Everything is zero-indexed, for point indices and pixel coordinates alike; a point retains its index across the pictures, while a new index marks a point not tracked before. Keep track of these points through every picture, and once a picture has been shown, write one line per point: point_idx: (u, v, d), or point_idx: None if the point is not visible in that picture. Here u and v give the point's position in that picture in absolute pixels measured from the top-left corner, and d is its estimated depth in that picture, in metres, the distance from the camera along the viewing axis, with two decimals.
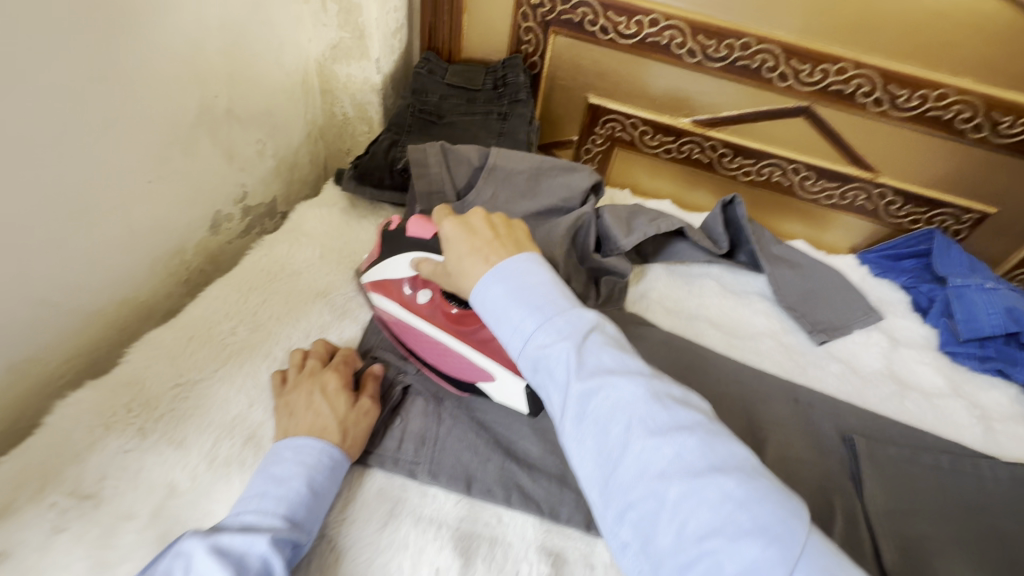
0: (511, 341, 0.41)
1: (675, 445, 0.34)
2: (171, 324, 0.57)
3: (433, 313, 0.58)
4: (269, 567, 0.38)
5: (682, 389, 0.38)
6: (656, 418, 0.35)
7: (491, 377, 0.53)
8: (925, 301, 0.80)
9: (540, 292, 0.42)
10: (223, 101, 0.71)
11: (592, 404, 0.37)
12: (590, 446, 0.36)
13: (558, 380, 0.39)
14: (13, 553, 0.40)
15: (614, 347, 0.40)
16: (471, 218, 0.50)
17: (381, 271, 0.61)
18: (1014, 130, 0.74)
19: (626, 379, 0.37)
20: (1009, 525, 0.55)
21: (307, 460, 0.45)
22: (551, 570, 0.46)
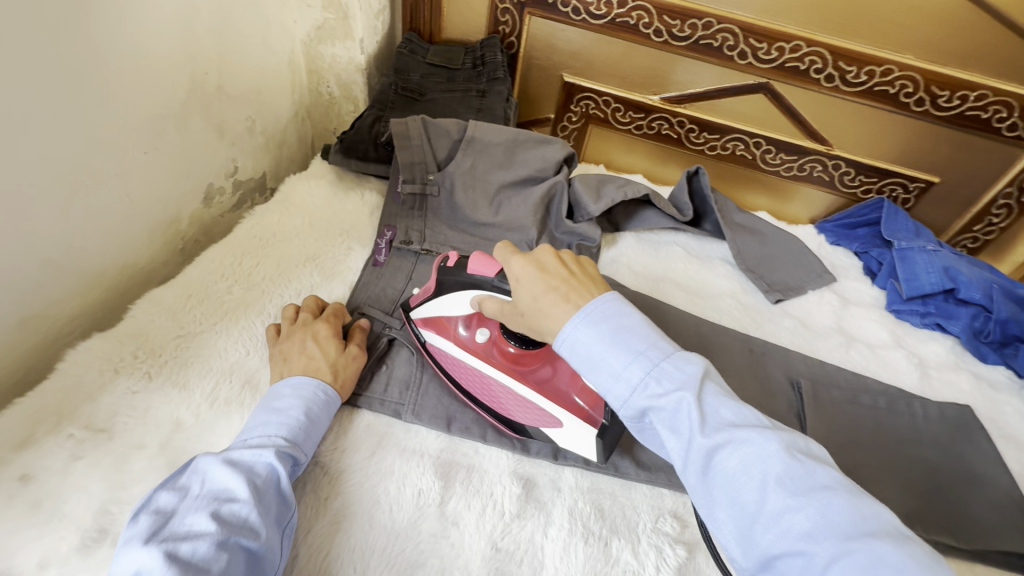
0: (618, 391, 0.42)
1: (815, 504, 0.33)
2: (170, 283, 0.61)
3: (490, 353, 0.57)
4: (276, 475, 0.43)
5: (805, 441, 0.38)
6: (791, 475, 0.34)
7: (558, 424, 0.53)
8: (874, 265, 0.86)
9: (641, 338, 0.42)
10: (214, 78, 0.75)
11: (718, 459, 0.37)
12: (721, 502, 0.36)
13: (678, 434, 0.39)
14: (37, 475, 0.44)
15: (726, 396, 0.40)
16: (539, 256, 0.50)
17: (434, 307, 0.59)
18: (952, 103, 0.80)
19: (752, 433, 0.37)
20: (934, 454, 0.62)
21: (304, 393, 0.50)
22: (521, 490, 0.52)
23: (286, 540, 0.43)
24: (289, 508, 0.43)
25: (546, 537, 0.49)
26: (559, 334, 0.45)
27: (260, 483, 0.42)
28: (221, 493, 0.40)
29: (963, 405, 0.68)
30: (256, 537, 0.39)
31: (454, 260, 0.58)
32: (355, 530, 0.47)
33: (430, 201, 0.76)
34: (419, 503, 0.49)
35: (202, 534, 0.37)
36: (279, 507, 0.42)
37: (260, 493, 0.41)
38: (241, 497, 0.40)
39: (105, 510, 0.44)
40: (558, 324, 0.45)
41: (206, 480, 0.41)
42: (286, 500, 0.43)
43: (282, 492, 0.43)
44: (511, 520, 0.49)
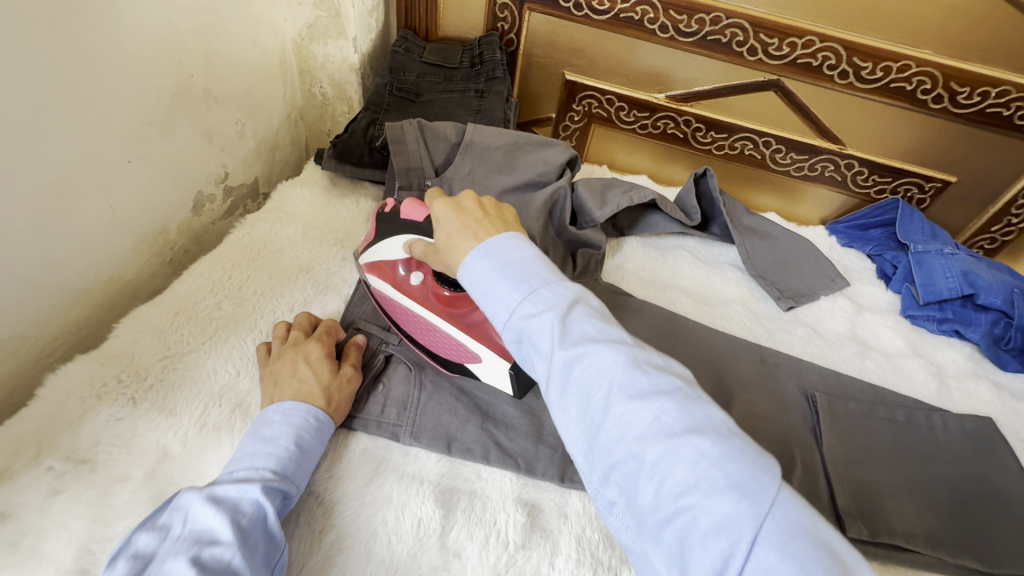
0: (498, 314, 0.42)
1: (652, 408, 0.34)
2: (156, 300, 0.59)
3: (423, 294, 0.57)
4: (262, 513, 0.41)
5: (663, 356, 0.38)
6: (637, 384, 0.35)
7: (479, 359, 0.54)
8: (889, 268, 0.83)
9: (524, 266, 0.43)
10: (200, 81, 0.72)
11: (574, 373, 0.37)
12: (574, 414, 0.37)
13: (543, 352, 0.39)
14: (14, 513, 0.42)
15: (597, 316, 0.40)
16: (460, 198, 0.51)
17: (376, 252, 0.61)
18: (972, 100, 0.77)
19: (606, 347, 0.37)
20: (956, 470, 0.59)
21: (294, 420, 0.48)
22: (526, 518, 0.49)
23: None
24: (279, 548, 0.41)
25: (553, 569, 0.46)
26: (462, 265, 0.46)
27: (245, 523, 0.40)
28: (203, 535, 0.38)
29: (985, 417, 0.65)
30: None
31: (391, 207, 0.62)
32: (352, 565, 0.44)
33: None
34: (419, 534, 0.47)
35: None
36: (266, 547, 0.40)
37: (245, 533, 0.39)
38: (224, 540, 0.38)
39: (86, 549, 0.41)
40: (463, 256, 0.46)
41: (187, 520, 0.39)
42: (274, 539, 0.41)
43: (269, 531, 0.41)
44: (515, 550, 0.47)
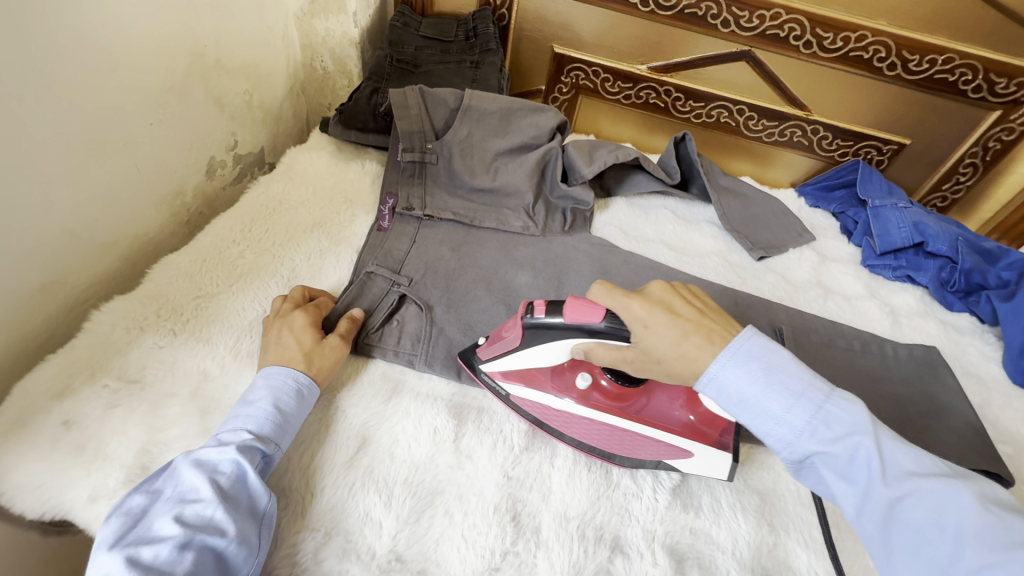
0: (782, 437, 0.43)
1: (1019, 557, 0.33)
2: (185, 248, 0.64)
3: (592, 397, 0.55)
4: (241, 471, 0.43)
5: (991, 488, 0.38)
6: (983, 527, 0.35)
7: (689, 455, 0.52)
8: (851, 224, 0.92)
9: (797, 379, 0.43)
10: (212, 51, 0.76)
11: (899, 509, 0.38)
12: (904, 551, 0.38)
13: (852, 481, 0.41)
14: (78, 421, 0.48)
15: (901, 441, 0.41)
16: (661, 297, 0.48)
17: (521, 360, 0.55)
18: (922, 67, 0.85)
19: (936, 483, 0.38)
20: (901, 388, 0.68)
21: (274, 384, 0.50)
22: (529, 428, 0.56)
23: (267, 529, 0.44)
24: (265, 500, 0.44)
25: (552, 467, 0.54)
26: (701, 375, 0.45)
27: (224, 482, 0.42)
28: (188, 495, 0.42)
29: (930, 346, 0.74)
30: (223, 535, 0.40)
31: (543, 309, 0.52)
32: (378, 464, 0.51)
33: (429, 169, 0.79)
34: (436, 439, 0.53)
35: (165, 538, 0.39)
36: (248, 501, 0.43)
37: (225, 492, 0.42)
38: (205, 498, 0.41)
39: (145, 450, 0.47)
40: (701, 368, 0.45)
41: (173, 483, 0.42)
42: (257, 494, 0.44)
43: (250, 487, 0.43)
44: (520, 452, 0.54)
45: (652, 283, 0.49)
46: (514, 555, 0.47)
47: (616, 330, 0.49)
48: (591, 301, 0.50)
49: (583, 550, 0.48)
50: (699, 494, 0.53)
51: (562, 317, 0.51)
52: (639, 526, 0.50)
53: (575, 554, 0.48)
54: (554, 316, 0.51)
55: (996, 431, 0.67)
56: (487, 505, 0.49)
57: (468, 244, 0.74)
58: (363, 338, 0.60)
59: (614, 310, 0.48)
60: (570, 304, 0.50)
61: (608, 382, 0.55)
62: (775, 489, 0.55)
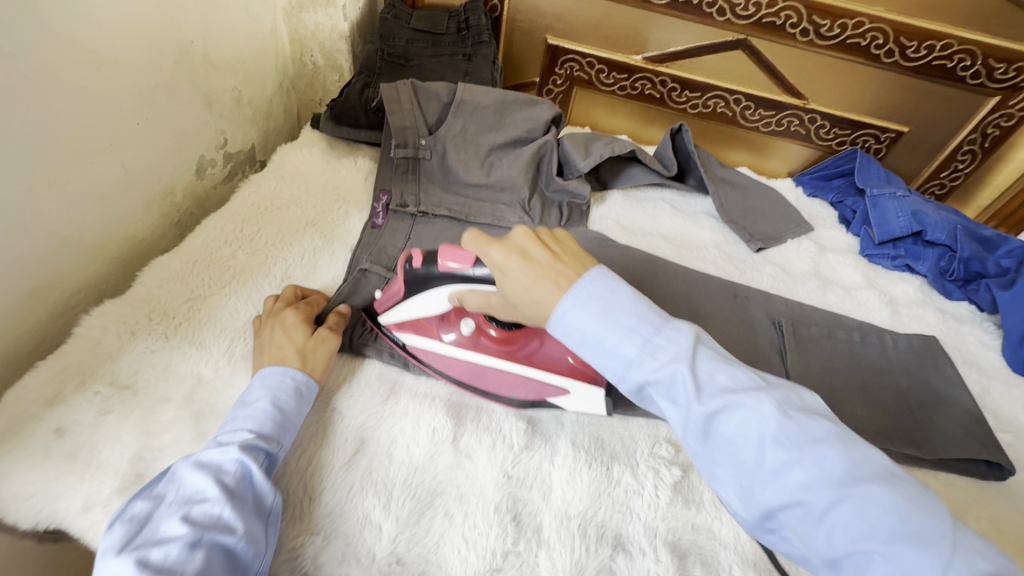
0: (614, 368, 0.40)
1: (815, 458, 0.33)
2: (175, 250, 0.63)
3: (479, 342, 0.58)
4: (247, 469, 0.43)
5: (798, 393, 0.37)
6: (787, 432, 0.34)
7: (566, 392, 0.56)
8: (849, 214, 0.91)
9: (630, 311, 0.40)
10: (199, 47, 0.74)
11: (716, 424, 0.36)
12: (722, 465, 0.36)
13: (675, 403, 0.38)
14: (70, 429, 0.47)
15: (719, 358, 0.39)
16: (519, 243, 0.45)
17: (405, 312, 0.58)
18: (920, 53, 0.84)
19: (749, 396, 0.36)
20: (901, 379, 0.67)
21: (272, 384, 0.49)
22: (527, 426, 0.56)
23: (273, 528, 0.43)
24: (270, 498, 0.43)
25: (553, 465, 0.53)
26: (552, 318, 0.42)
27: (230, 481, 0.42)
28: (193, 496, 0.41)
29: (929, 336, 0.73)
30: (232, 532, 0.39)
31: (420, 259, 0.54)
32: (375, 466, 0.50)
33: (423, 164, 0.78)
34: (435, 439, 0.53)
35: (173, 539, 0.38)
36: (254, 500, 0.42)
37: (231, 490, 0.41)
38: (212, 497, 0.40)
39: (139, 457, 0.46)
40: (546, 311, 0.42)
41: (176, 485, 0.41)
42: (263, 493, 0.43)
43: (256, 486, 0.43)
44: (520, 451, 0.54)
45: (514, 230, 0.47)
46: (516, 556, 0.47)
47: (482, 275, 0.50)
48: (461, 248, 0.51)
49: (586, 549, 0.48)
50: (700, 490, 0.53)
51: (437, 266, 0.53)
52: (641, 523, 0.50)
53: (577, 553, 0.47)
54: (431, 266, 0.54)
55: (997, 419, 0.67)
56: (487, 506, 0.49)
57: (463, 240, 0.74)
58: (356, 337, 0.61)
59: (478, 257, 0.49)
60: (441, 251, 0.52)
61: (493, 330, 0.58)
62: None
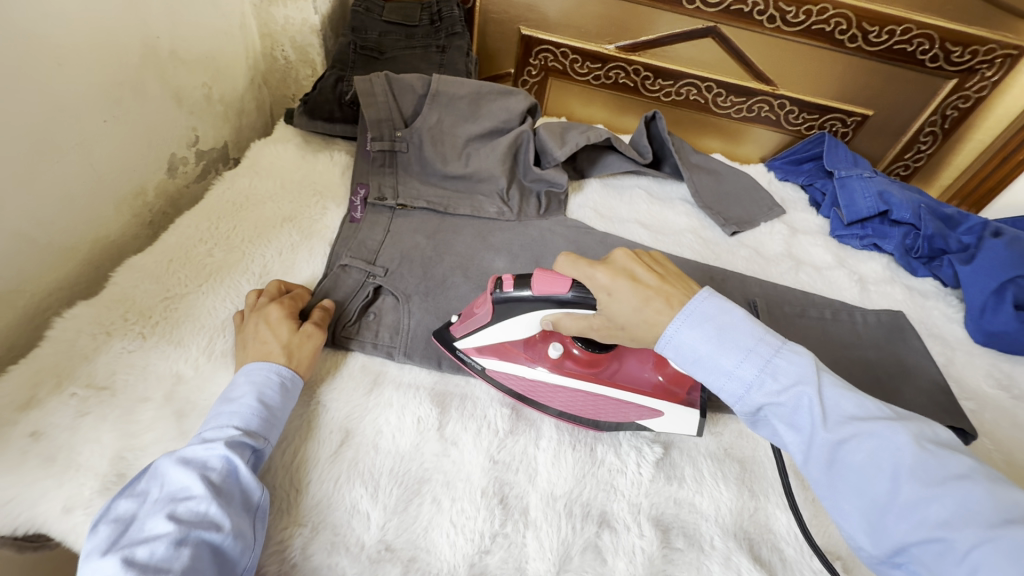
0: (733, 389, 0.42)
1: (954, 494, 0.33)
2: (149, 249, 0.62)
3: (567, 365, 0.57)
4: (232, 465, 0.43)
5: (932, 429, 0.37)
6: (921, 465, 0.35)
7: (660, 414, 0.55)
8: (819, 196, 0.94)
9: (749, 334, 0.42)
10: (166, 42, 0.73)
11: (843, 452, 0.37)
12: (849, 494, 0.37)
13: (798, 428, 0.40)
14: (47, 432, 0.46)
15: (844, 387, 0.40)
16: (625, 265, 0.46)
17: (487, 335, 0.56)
18: (881, 38, 0.86)
19: (880, 426, 0.37)
20: (871, 353, 0.70)
21: (255, 379, 0.49)
22: (512, 412, 0.57)
23: (260, 523, 0.43)
24: (257, 493, 0.43)
25: (538, 449, 0.54)
26: (662, 336, 0.45)
27: (216, 478, 0.42)
28: (179, 493, 0.40)
29: (897, 311, 0.76)
30: (219, 529, 0.39)
31: (511, 284, 0.51)
32: (362, 457, 0.51)
33: (400, 157, 0.78)
34: (420, 428, 0.53)
35: (159, 537, 0.38)
36: (241, 495, 0.42)
37: (217, 487, 0.41)
38: (197, 493, 0.40)
39: (120, 456, 0.46)
40: (655, 328, 0.44)
41: (161, 483, 0.41)
42: (249, 488, 0.43)
43: (242, 481, 0.43)
44: (505, 436, 0.54)
45: (617, 253, 0.47)
46: (504, 537, 0.48)
47: (584, 300, 0.47)
48: (557, 272, 0.48)
49: (571, 527, 0.49)
50: (681, 466, 0.55)
51: (531, 290, 0.50)
52: (625, 500, 0.52)
53: (563, 532, 0.48)
54: (524, 290, 0.50)
55: (961, 388, 0.70)
56: (474, 490, 0.50)
57: (443, 231, 0.74)
58: (340, 330, 0.60)
59: (580, 280, 0.47)
60: (537, 277, 0.49)
61: (581, 351, 0.56)
62: (754, 457, 0.57)
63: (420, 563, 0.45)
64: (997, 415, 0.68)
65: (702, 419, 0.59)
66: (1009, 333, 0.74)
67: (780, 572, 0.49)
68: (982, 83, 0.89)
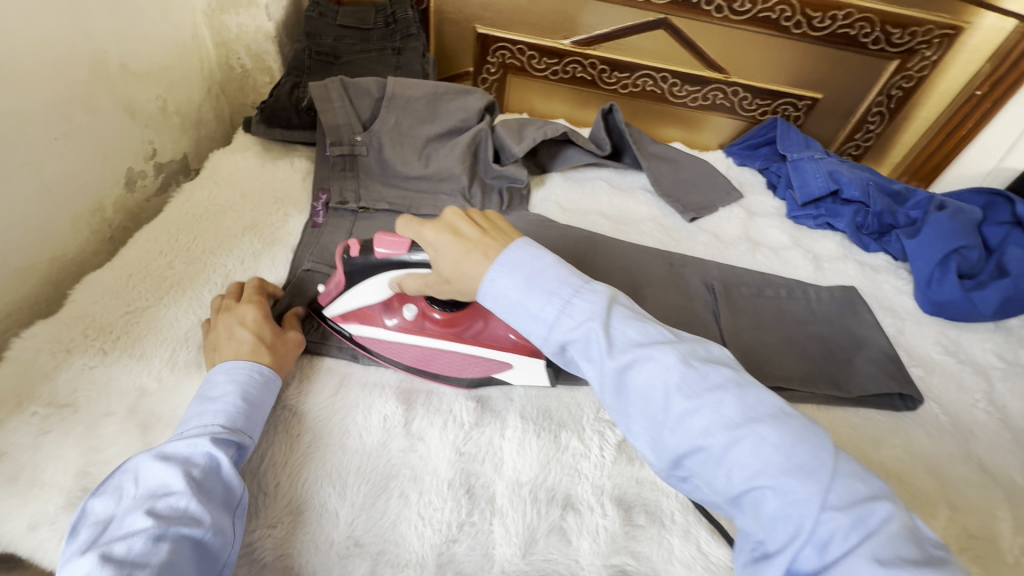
0: (535, 329, 0.42)
1: (714, 403, 0.36)
2: (107, 264, 0.62)
3: (423, 326, 0.60)
4: (215, 463, 0.43)
5: (703, 346, 0.40)
6: (689, 382, 0.37)
7: (509, 365, 0.59)
8: (775, 179, 0.97)
9: (551, 276, 0.42)
10: (116, 56, 0.72)
11: (628, 377, 0.39)
12: (637, 417, 0.39)
13: (591, 361, 0.41)
14: (9, 452, 0.46)
15: (633, 317, 0.41)
16: (450, 220, 0.47)
17: (346, 301, 0.58)
18: (825, 23, 0.89)
19: (656, 349, 0.39)
20: (824, 328, 0.73)
21: (238, 378, 0.49)
22: (476, 405, 0.58)
23: (240, 519, 0.44)
24: (239, 491, 0.44)
25: (503, 439, 0.56)
26: (479, 287, 0.44)
27: (197, 474, 0.42)
28: (159, 488, 0.41)
29: (849, 287, 0.79)
30: (200, 523, 0.40)
31: (357, 249, 0.55)
32: (329, 457, 0.52)
33: (360, 161, 0.78)
34: (386, 425, 0.55)
35: (139, 532, 0.38)
36: (222, 492, 0.43)
37: (199, 483, 0.42)
38: (178, 489, 0.40)
39: (84, 471, 0.46)
40: (477, 280, 0.44)
41: (139, 481, 0.41)
42: (231, 486, 0.44)
43: (224, 478, 0.43)
44: (470, 428, 0.56)
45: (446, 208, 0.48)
46: (470, 526, 0.49)
47: (417, 258, 0.52)
48: (396, 235, 0.52)
49: (536, 512, 0.51)
50: None
51: (373, 254, 0.54)
52: (588, 483, 0.53)
53: (529, 516, 0.50)
54: (368, 254, 0.54)
55: (910, 356, 0.74)
56: (441, 483, 0.51)
57: None
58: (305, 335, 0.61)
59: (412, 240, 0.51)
60: (376, 239, 0.53)
61: (436, 313, 0.59)
62: None
63: (389, 556, 0.47)
64: (944, 379, 0.71)
65: None
66: (953, 302, 0.77)
67: None
68: (923, 63, 0.93)
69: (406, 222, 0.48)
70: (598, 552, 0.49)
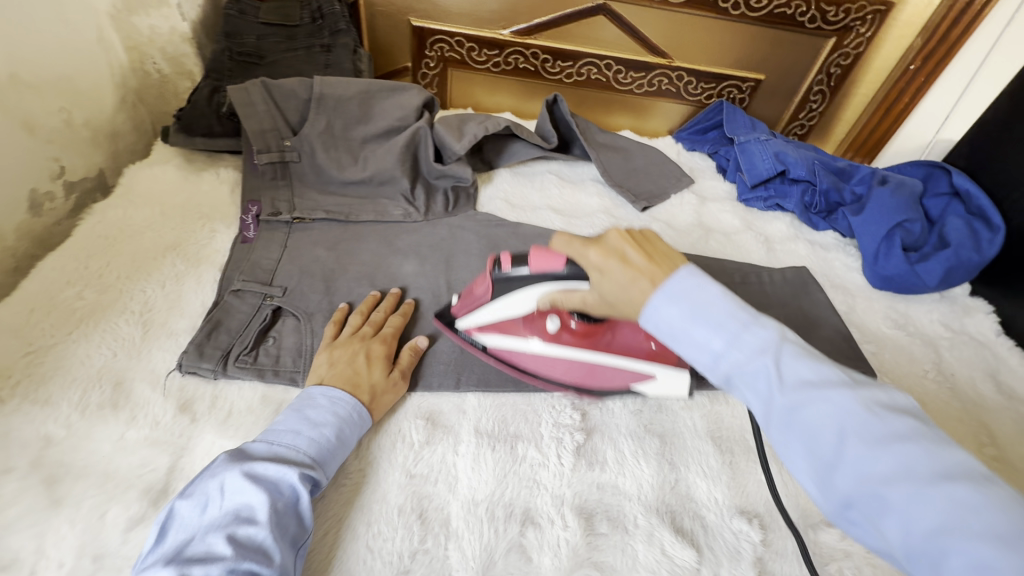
0: (698, 358, 0.39)
1: (897, 454, 0.30)
2: (5, 300, 0.55)
3: (562, 337, 0.59)
4: (296, 498, 0.43)
5: (891, 393, 0.34)
6: (867, 427, 0.32)
7: (650, 376, 0.58)
8: (724, 162, 0.97)
9: (721, 308, 0.38)
10: (3, 66, 0.65)
11: (797, 415, 0.34)
12: (799, 453, 0.34)
13: (756, 394, 0.36)
14: None
15: (807, 353, 0.36)
16: (617, 244, 0.44)
17: (487, 313, 0.59)
18: (762, 4, 0.89)
19: (833, 391, 0.33)
20: (778, 311, 0.73)
21: (340, 411, 0.49)
22: (426, 422, 0.55)
23: (300, 560, 0.42)
24: (307, 531, 0.43)
25: (457, 455, 0.53)
26: (641, 314, 0.41)
27: (279, 506, 0.41)
28: (242, 511, 0.40)
29: (800, 267, 0.79)
30: (269, 563, 0.38)
31: (508, 262, 0.55)
32: None
33: (292, 168, 0.74)
34: None
35: (216, 558, 0.37)
36: (295, 530, 0.42)
37: (279, 517, 0.41)
38: (260, 520, 0.40)
39: None
40: (642, 304, 0.41)
41: (226, 495, 0.41)
42: (303, 524, 0.42)
43: (299, 516, 0.42)
44: (421, 447, 0.53)
45: (609, 232, 0.45)
46: (424, 554, 0.46)
47: (574, 274, 0.51)
48: (550, 250, 0.52)
49: (494, 531, 0.48)
50: (603, 450, 0.55)
51: (525, 268, 0.54)
52: (548, 494, 0.51)
53: (485, 537, 0.48)
54: (520, 268, 0.55)
55: (862, 333, 0.74)
56: (391, 510, 0.48)
57: (345, 241, 0.71)
58: (235, 360, 0.56)
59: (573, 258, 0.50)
60: (531, 256, 0.52)
61: (576, 323, 0.58)
62: (673, 429, 0.58)
63: None
64: (895, 353, 0.72)
65: (621, 397, 0.60)
66: (900, 276, 0.78)
67: (702, 539, 0.50)
68: (858, 40, 0.95)
69: (570, 242, 0.46)
70: (560, 567, 0.46)
